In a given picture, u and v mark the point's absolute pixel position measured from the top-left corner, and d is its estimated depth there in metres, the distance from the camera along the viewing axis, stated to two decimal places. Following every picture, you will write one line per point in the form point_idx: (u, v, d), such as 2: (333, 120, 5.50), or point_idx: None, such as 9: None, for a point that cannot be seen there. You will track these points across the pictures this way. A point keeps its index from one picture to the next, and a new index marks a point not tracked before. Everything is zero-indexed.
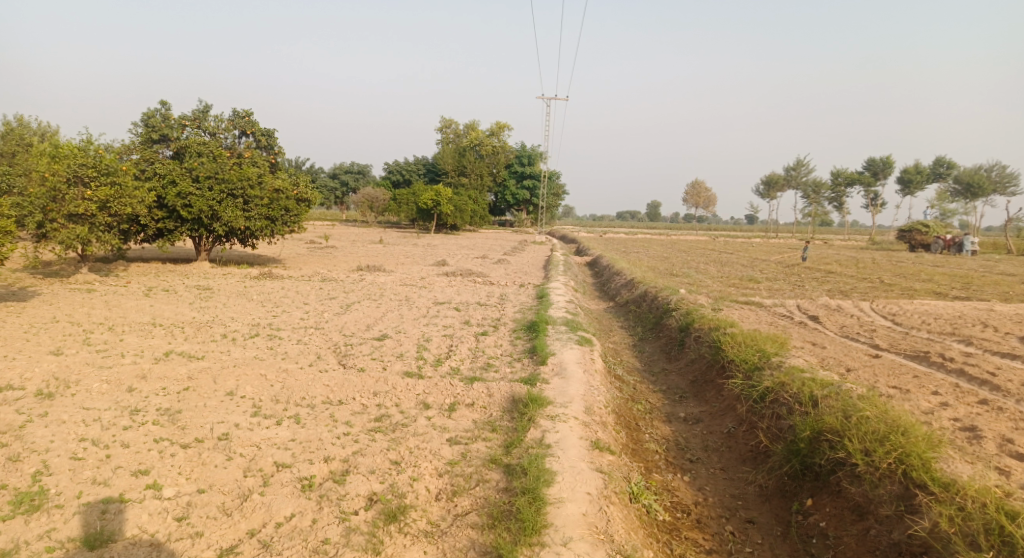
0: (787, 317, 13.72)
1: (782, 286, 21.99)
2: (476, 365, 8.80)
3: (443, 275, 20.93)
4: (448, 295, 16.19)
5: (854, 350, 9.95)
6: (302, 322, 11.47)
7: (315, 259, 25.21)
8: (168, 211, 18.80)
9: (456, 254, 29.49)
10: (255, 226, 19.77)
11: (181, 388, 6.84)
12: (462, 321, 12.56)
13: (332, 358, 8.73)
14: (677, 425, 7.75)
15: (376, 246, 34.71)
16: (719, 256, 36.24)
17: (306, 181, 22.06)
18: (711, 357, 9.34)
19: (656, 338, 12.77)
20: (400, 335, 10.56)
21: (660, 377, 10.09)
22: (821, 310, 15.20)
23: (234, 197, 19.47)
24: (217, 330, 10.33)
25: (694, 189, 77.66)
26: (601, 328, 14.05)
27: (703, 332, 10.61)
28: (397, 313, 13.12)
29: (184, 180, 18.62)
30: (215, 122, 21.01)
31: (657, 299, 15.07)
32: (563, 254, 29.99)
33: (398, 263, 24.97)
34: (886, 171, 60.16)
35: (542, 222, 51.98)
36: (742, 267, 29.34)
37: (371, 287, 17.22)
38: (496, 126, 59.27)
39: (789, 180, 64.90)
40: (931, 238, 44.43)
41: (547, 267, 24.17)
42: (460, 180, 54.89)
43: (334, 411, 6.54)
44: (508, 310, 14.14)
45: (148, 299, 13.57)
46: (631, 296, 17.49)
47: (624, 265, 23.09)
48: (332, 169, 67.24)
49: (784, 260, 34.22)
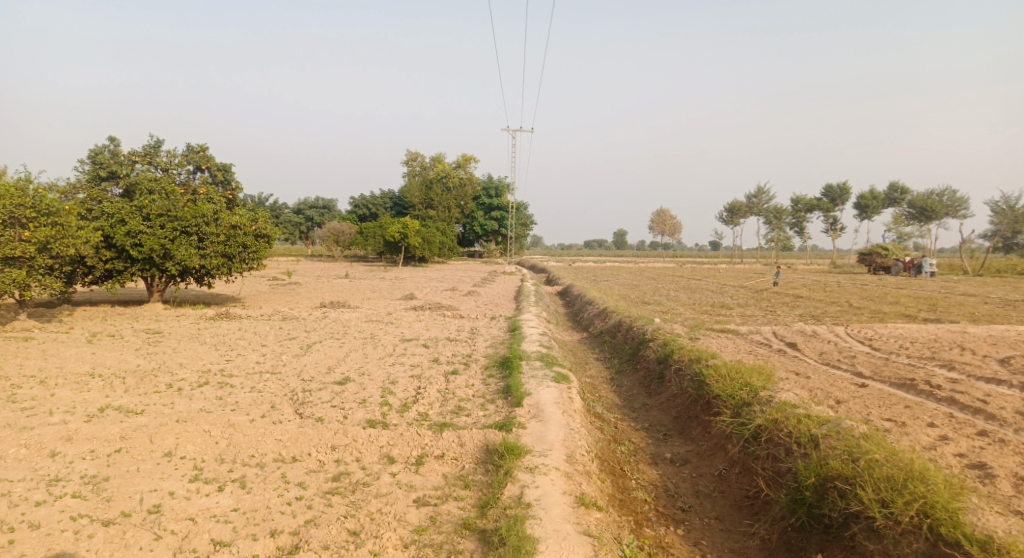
0: (766, 345, 13.37)
1: (754, 312, 21.80)
2: (446, 410, 8.16)
3: (410, 310, 20.23)
4: (416, 332, 15.50)
5: (840, 379, 9.56)
6: (258, 367, 10.68)
7: (277, 297, 24.28)
8: (117, 251, 17.86)
9: (425, 287, 28.82)
10: (210, 264, 18.91)
11: (112, 450, 6.05)
12: (431, 359, 11.90)
13: (288, 407, 8.00)
14: (664, 468, 7.20)
15: (342, 281, 33.81)
16: (689, 283, 36.21)
17: (265, 216, 21.29)
18: (695, 392, 8.85)
19: (633, 371, 12.26)
20: (364, 378, 9.86)
21: (641, 414, 9.56)
22: (798, 336, 14.93)
23: (187, 234, 18.63)
24: (162, 379, 9.50)
25: (659, 217, 78.61)
26: (576, 361, 13.49)
27: (684, 365, 10.14)
28: (362, 353, 12.39)
29: (134, 218, 17.77)
30: (168, 158, 20.22)
31: (632, 330, 14.62)
32: (533, 285, 29.54)
33: (364, 299, 24.19)
34: (844, 196, 61.66)
35: (510, 253, 51.67)
36: (713, 294, 29.25)
37: (334, 325, 16.45)
38: (462, 158, 59.22)
39: (751, 207, 66.01)
40: (891, 261, 45.31)
41: (518, 299, 23.65)
42: (427, 213, 54.45)
43: (287, 471, 5.86)
44: (479, 345, 13.51)
45: (91, 346, 12.60)
46: (604, 326, 17.01)
47: (596, 295, 22.70)
48: (297, 204, 66.25)
49: (752, 286, 34.35)
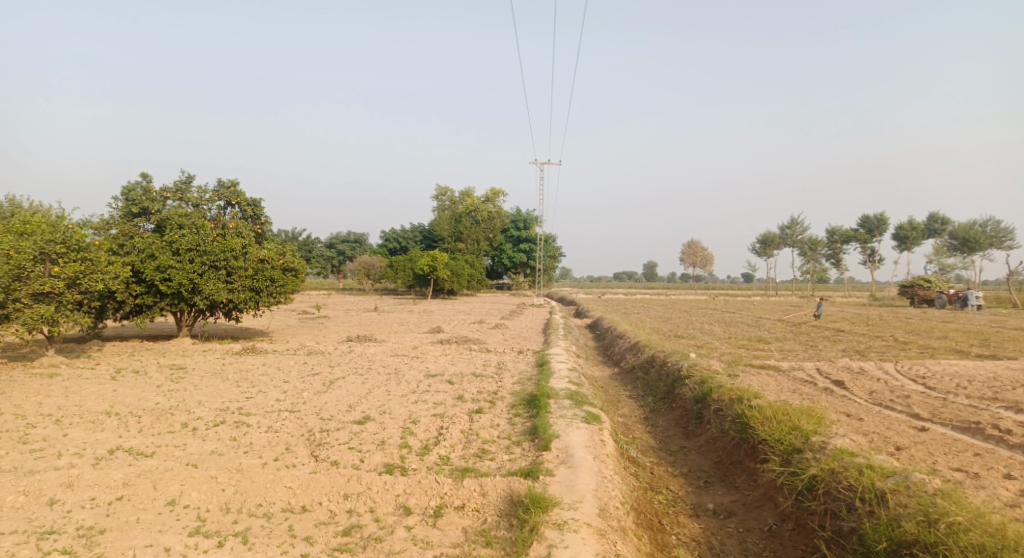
0: (810, 383, 12.58)
1: (794, 347, 20.87)
2: (468, 453, 7.65)
3: (437, 344, 19.84)
4: (441, 367, 15.05)
5: (896, 422, 8.82)
6: (277, 405, 10.32)
7: (304, 331, 24.15)
8: (147, 286, 17.91)
9: (452, 321, 28.37)
10: (237, 298, 18.83)
11: (113, 497, 5.69)
12: (455, 396, 11.42)
13: (303, 449, 7.58)
14: (707, 521, 6.56)
15: (370, 314, 33.70)
16: (723, 316, 35.18)
17: (293, 250, 21.27)
18: (738, 435, 8.19)
19: (669, 411, 11.58)
20: (385, 417, 9.42)
21: (679, 458, 8.92)
22: (844, 373, 14.06)
23: (216, 269, 18.64)
24: (179, 418, 9.19)
25: (690, 249, 77.55)
26: (608, 399, 12.85)
27: (724, 404, 9.48)
28: (385, 389, 11.97)
29: (164, 253, 17.84)
30: (199, 193, 20.41)
31: (666, 366, 13.96)
32: (563, 318, 28.96)
33: (391, 332, 23.90)
34: (882, 227, 60.03)
35: (540, 286, 51.22)
36: (749, 328, 28.30)
37: (359, 360, 16.13)
38: (491, 192, 59.40)
39: (785, 238, 64.66)
40: (935, 293, 43.64)
41: (547, 332, 23.11)
42: (456, 246, 54.50)
43: (294, 524, 5.41)
44: (506, 382, 12.99)
45: (113, 382, 12.43)
46: (637, 362, 16.33)
47: (627, 329, 22.03)
48: (329, 238, 67.10)
49: (790, 319, 33.25)
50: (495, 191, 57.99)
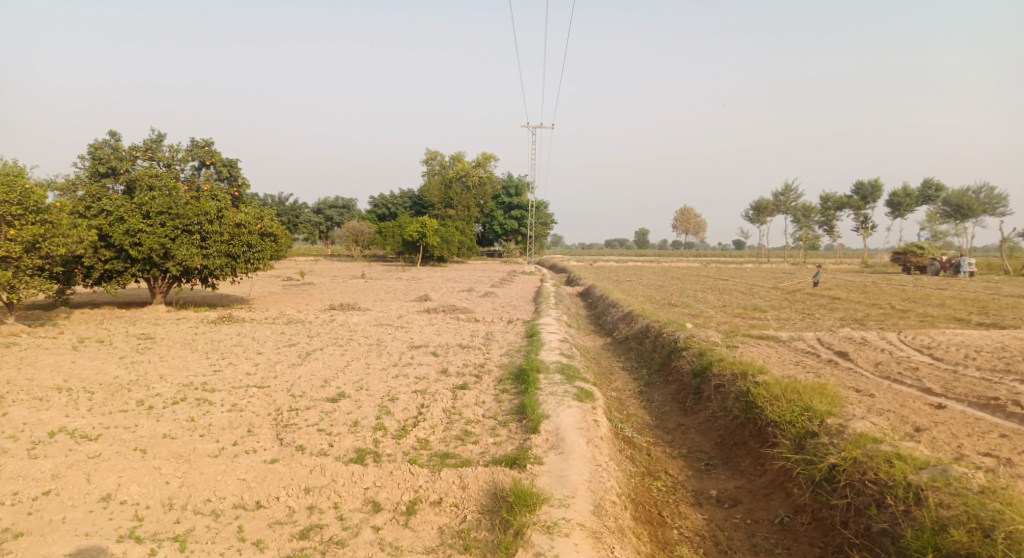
0: (812, 355, 12.00)
1: (791, 316, 20.32)
2: (449, 436, 6.97)
3: (423, 313, 19.14)
4: (426, 337, 14.34)
5: (911, 399, 8.21)
6: (246, 380, 9.58)
7: (287, 298, 23.35)
8: (116, 251, 17.01)
9: (441, 288, 27.63)
10: (213, 265, 17.96)
11: (39, 492, 4.97)
12: (439, 369, 10.74)
13: (266, 432, 6.87)
14: (711, 510, 5.94)
15: (357, 281, 32.91)
16: (716, 284, 34.62)
17: (271, 214, 20.33)
18: (743, 415, 7.57)
19: (665, 385, 10.97)
20: (361, 394, 8.72)
21: (677, 437, 8.31)
22: (847, 344, 13.48)
23: (189, 233, 17.74)
24: (135, 395, 8.45)
25: (683, 216, 76.84)
26: (600, 372, 12.22)
27: (725, 380, 8.86)
28: (364, 362, 11.25)
29: (133, 216, 16.89)
30: (170, 153, 19.33)
31: (662, 336, 13.33)
32: (554, 286, 28.28)
33: (377, 300, 23.18)
34: (875, 194, 59.43)
35: (530, 253, 50.43)
36: (744, 296, 27.75)
37: (340, 330, 15.39)
38: (482, 157, 58.11)
39: (778, 204, 64.00)
40: (927, 260, 43.29)
41: (537, 300, 22.44)
42: (447, 213, 53.48)
43: (244, 524, 4.73)
44: (493, 354, 12.31)
45: (74, 353, 11.62)
46: (630, 332, 15.67)
47: (620, 297, 21.40)
48: (316, 204, 65.81)
49: (784, 287, 32.77)
50: (486, 156, 56.79)
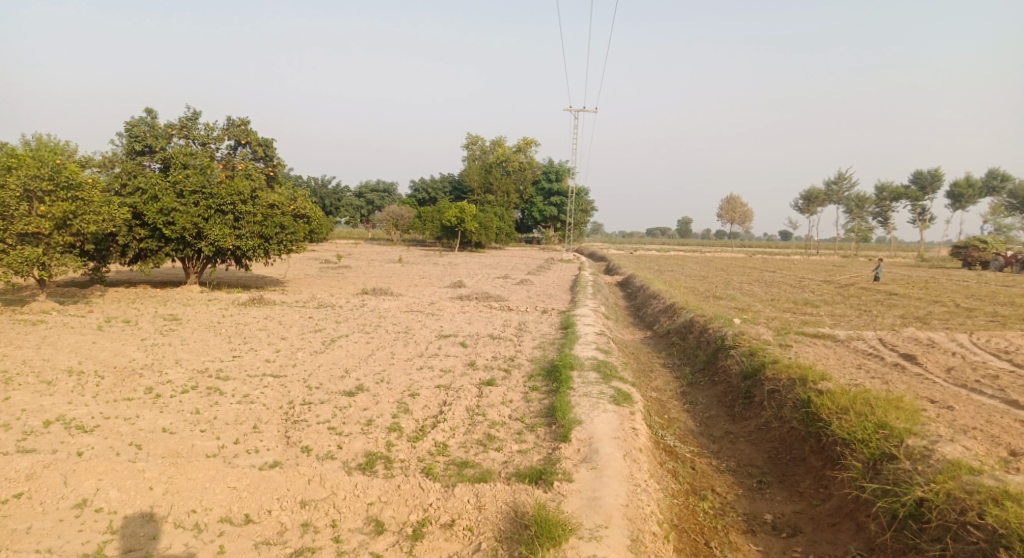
0: (876, 357, 10.91)
1: (846, 312, 19.01)
2: (470, 440, 6.32)
3: (456, 300, 18.57)
4: (456, 326, 13.70)
5: (997, 414, 7.20)
6: (263, 368, 9.08)
7: (321, 281, 23.11)
8: (150, 229, 16.86)
9: (477, 275, 27.03)
10: (245, 246, 17.67)
11: (10, 495, 4.49)
12: (466, 362, 10.08)
13: (272, 429, 6.33)
14: (767, 539, 5.13)
15: (394, 265, 32.57)
16: (762, 276, 33.12)
17: (304, 195, 19.97)
18: (802, 428, 6.69)
19: (711, 386, 10.09)
20: (380, 388, 8.12)
21: (724, 447, 7.50)
22: (913, 346, 12.30)
23: (222, 213, 17.48)
24: (146, 380, 8.03)
25: (728, 205, 74.63)
26: (639, 369, 11.40)
27: (781, 386, 7.95)
28: (389, 352, 10.67)
29: (167, 194, 16.70)
30: (206, 130, 19.11)
31: (707, 332, 12.42)
32: (593, 274, 27.40)
33: (411, 286, 22.72)
34: (935, 184, 56.41)
35: (570, 240, 49.46)
36: (793, 289, 26.37)
37: (370, 316, 14.91)
38: (523, 141, 57.25)
39: (830, 194, 61.42)
40: (990, 255, 40.78)
41: (575, 289, 21.64)
42: (486, 198, 52.93)
43: (228, 544, 4.17)
44: (525, 346, 11.58)
45: (98, 333, 11.35)
46: (673, 326, 14.72)
47: (662, 288, 20.45)
48: (358, 187, 66.18)
49: (836, 280, 31.14)
50: (527, 141, 55.99)
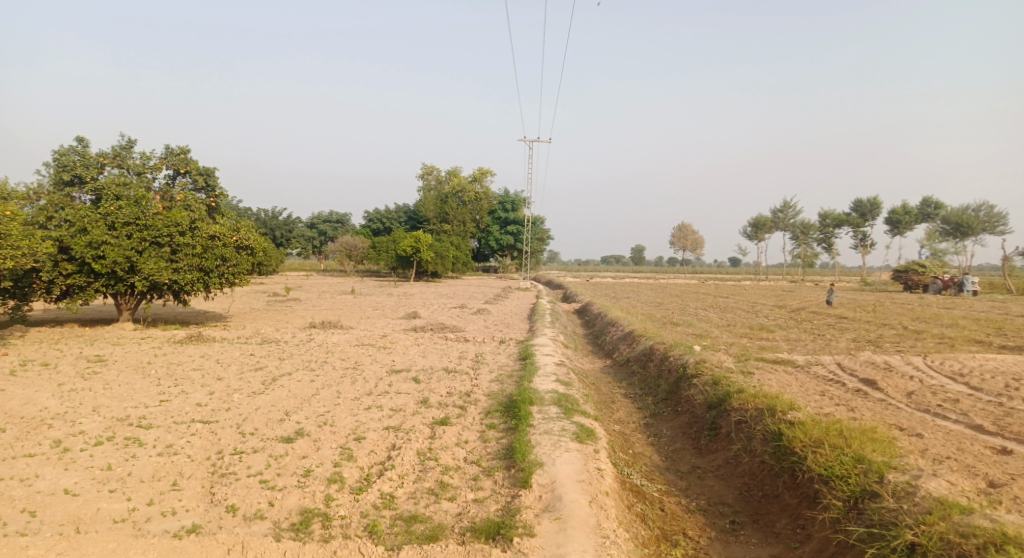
0: (837, 383, 10.74)
1: (801, 337, 19.09)
2: (420, 489, 5.74)
3: (410, 332, 17.89)
4: (409, 360, 13.04)
5: (967, 440, 7.00)
6: (192, 413, 8.28)
7: (267, 315, 22.08)
8: (78, 264, 15.73)
9: (432, 305, 26.33)
10: (183, 280, 16.67)
11: None
12: (419, 399, 9.46)
13: (195, 485, 5.62)
14: None
15: (346, 297, 31.61)
16: (717, 302, 33.38)
17: (248, 226, 19.11)
18: (774, 462, 6.32)
19: (674, 417, 9.71)
20: (322, 432, 7.44)
21: (692, 483, 7.08)
22: (872, 370, 12.23)
23: (158, 246, 16.50)
24: (55, 432, 7.16)
25: (681, 233, 75.98)
26: (601, 400, 10.97)
27: (748, 417, 7.61)
28: (335, 391, 9.95)
29: (97, 227, 15.67)
30: (141, 159, 18.18)
31: (668, 360, 12.11)
32: (550, 303, 27.06)
33: (363, 318, 21.91)
34: (874, 211, 58.62)
35: (526, 268, 49.20)
36: (748, 315, 26.57)
37: (317, 351, 14.12)
38: (478, 171, 57.24)
39: (776, 221, 63.15)
40: (929, 279, 42.28)
41: (532, 318, 21.21)
42: (441, 227, 52.45)
43: None
44: (481, 379, 11.02)
45: (10, 378, 10.30)
46: (633, 354, 14.38)
47: (619, 315, 20.21)
48: (311, 218, 64.91)
49: (788, 305, 31.64)
50: (481, 170, 55.99)
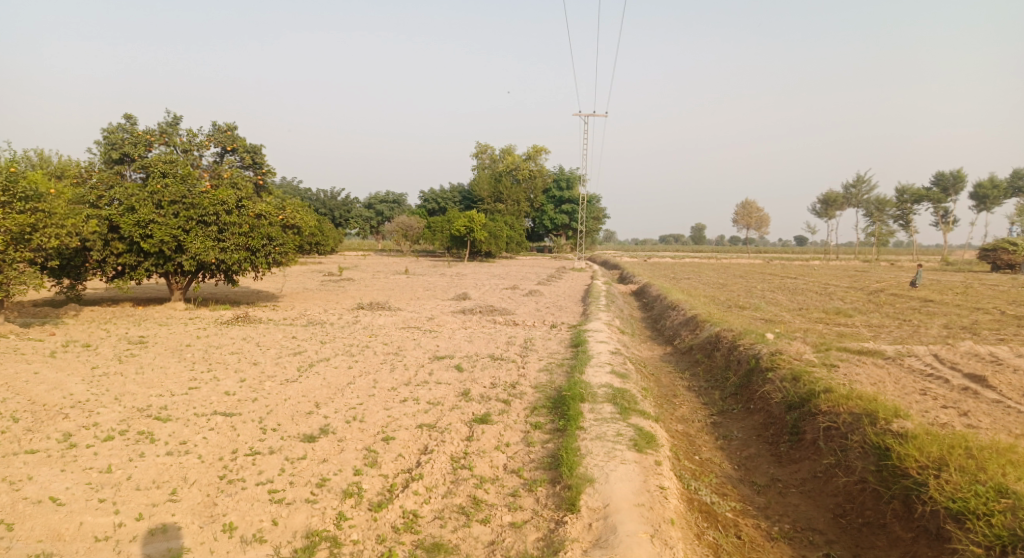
0: (938, 380, 9.31)
1: (883, 323, 17.38)
2: (448, 508, 4.92)
3: (458, 314, 17.17)
4: (454, 346, 12.23)
5: None
6: (216, 403, 7.69)
7: (317, 295, 21.80)
8: (128, 243, 15.64)
9: (484, 286, 25.58)
10: (229, 259, 16.38)
11: None
12: (459, 391, 8.61)
13: (195, 496, 4.93)
14: None
15: (399, 277, 31.24)
16: (785, 283, 31.41)
17: (294, 204, 18.75)
18: (880, 485, 5.20)
19: (746, 416, 8.61)
20: (349, 430, 6.69)
21: (772, 499, 6.02)
22: (975, 364, 10.70)
23: (205, 224, 16.26)
24: (68, 424, 6.64)
25: (744, 210, 72.74)
26: (661, 394, 9.93)
27: (841, 425, 6.45)
28: (371, 379, 9.22)
29: (145, 205, 15.51)
30: (188, 136, 17.99)
31: (736, 349, 10.93)
32: (606, 284, 25.87)
33: (413, 299, 21.34)
34: (958, 186, 54.40)
35: (582, 247, 47.69)
36: (820, 297, 24.70)
37: (360, 335, 13.51)
38: (533, 149, 56.03)
39: (848, 198, 59.49)
40: (1020, 259, 38.80)
41: (586, 300, 20.18)
42: (496, 207, 51.65)
43: None
44: (529, 369, 10.09)
45: (47, 361, 10.02)
46: (696, 341, 13.16)
47: (680, 297, 18.93)
48: (368, 199, 65.21)
49: (863, 287, 29.45)
50: (537, 148, 54.80)
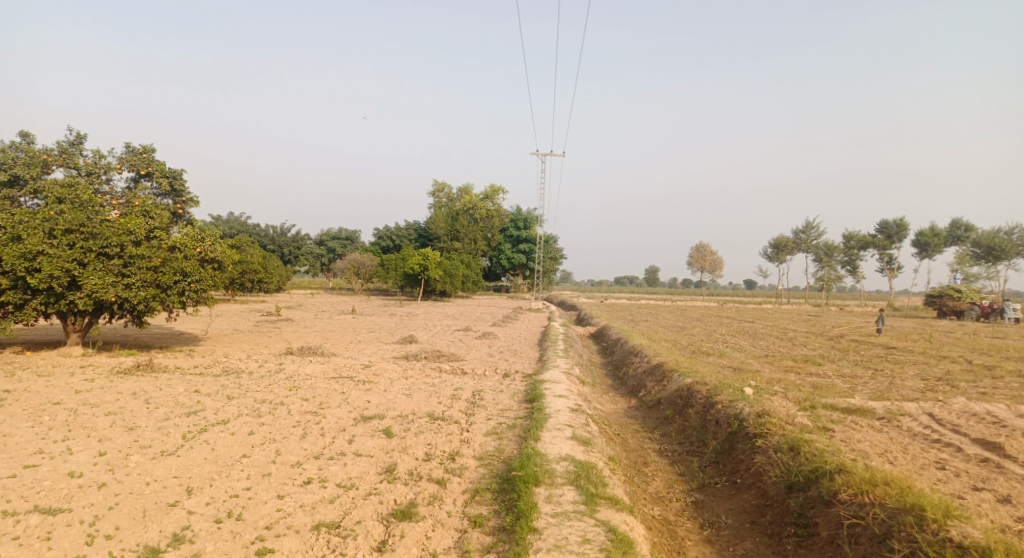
0: (948, 448, 7.94)
1: (856, 372, 16.25)
2: None
3: (399, 361, 15.28)
4: (387, 402, 10.34)
5: None
6: (46, 491, 5.70)
7: (245, 337, 19.58)
8: (12, 278, 13.26)
9: (434, 328, 23.70)
10: (135, 298, 14.22)
11: None
12: (382, 467, 6.81)
13: None
14: None
15: (344, 317, 29.06)
16: (746, 327, 30.46)
17: (216, 236, 16.76)
18: None
19: (733, 493, 7.05)
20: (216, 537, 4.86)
21: None
22: (978, 425, 9.40)
23: (106, 257, 14.16)
24: None
25: (699, 253, 72.79)
26: (629, 462, 8.32)
27: (871, 525, 5.04)
28: (274, 451, 7.32)
29: (34, 234, 13.33)
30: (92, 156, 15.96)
31: (714, 407, 9.41)
32: (563, 326, 24.32)
33: (352, 342, 19.35)
34: (901, 233, 55.50)
35: (538, 286, 46.12)
36: (784, 343, 23.67)
37: (279, 387, 11.52)
38: (491, 188, 54.81)
39: (798, 242, 60.08)
40: (965, 304, 39.03)
41: (543, 345, 18.54)
42: (452, 246, 50.03)
43: None
44: (474, 432, 8.37)
45: None
46: (665, 395, 11.61)
47: (644, 342, 17.47)
48: (319, 235, 62.68)
49: (823, 332, 28.66)
50: (493, 186, 53.53)
